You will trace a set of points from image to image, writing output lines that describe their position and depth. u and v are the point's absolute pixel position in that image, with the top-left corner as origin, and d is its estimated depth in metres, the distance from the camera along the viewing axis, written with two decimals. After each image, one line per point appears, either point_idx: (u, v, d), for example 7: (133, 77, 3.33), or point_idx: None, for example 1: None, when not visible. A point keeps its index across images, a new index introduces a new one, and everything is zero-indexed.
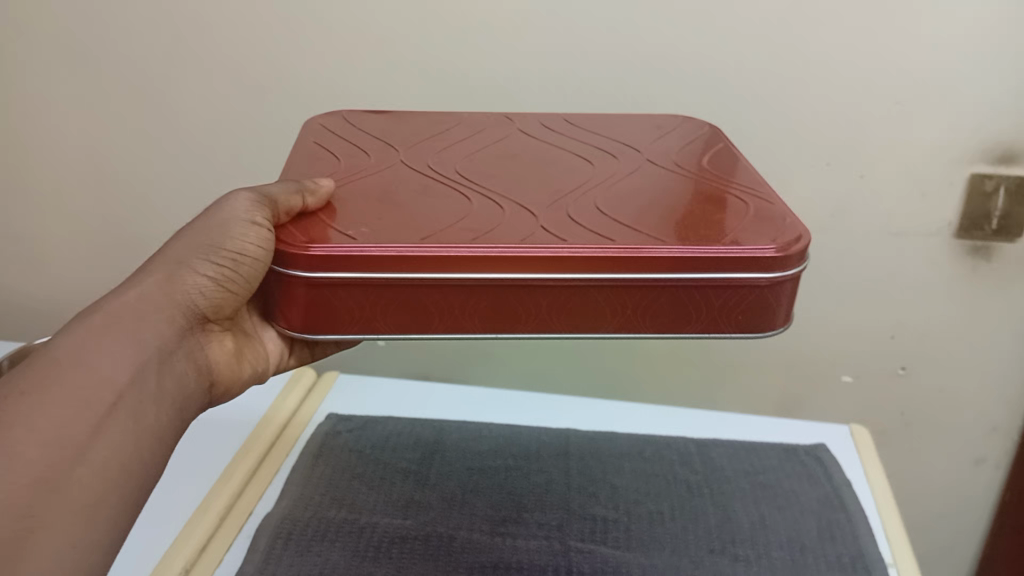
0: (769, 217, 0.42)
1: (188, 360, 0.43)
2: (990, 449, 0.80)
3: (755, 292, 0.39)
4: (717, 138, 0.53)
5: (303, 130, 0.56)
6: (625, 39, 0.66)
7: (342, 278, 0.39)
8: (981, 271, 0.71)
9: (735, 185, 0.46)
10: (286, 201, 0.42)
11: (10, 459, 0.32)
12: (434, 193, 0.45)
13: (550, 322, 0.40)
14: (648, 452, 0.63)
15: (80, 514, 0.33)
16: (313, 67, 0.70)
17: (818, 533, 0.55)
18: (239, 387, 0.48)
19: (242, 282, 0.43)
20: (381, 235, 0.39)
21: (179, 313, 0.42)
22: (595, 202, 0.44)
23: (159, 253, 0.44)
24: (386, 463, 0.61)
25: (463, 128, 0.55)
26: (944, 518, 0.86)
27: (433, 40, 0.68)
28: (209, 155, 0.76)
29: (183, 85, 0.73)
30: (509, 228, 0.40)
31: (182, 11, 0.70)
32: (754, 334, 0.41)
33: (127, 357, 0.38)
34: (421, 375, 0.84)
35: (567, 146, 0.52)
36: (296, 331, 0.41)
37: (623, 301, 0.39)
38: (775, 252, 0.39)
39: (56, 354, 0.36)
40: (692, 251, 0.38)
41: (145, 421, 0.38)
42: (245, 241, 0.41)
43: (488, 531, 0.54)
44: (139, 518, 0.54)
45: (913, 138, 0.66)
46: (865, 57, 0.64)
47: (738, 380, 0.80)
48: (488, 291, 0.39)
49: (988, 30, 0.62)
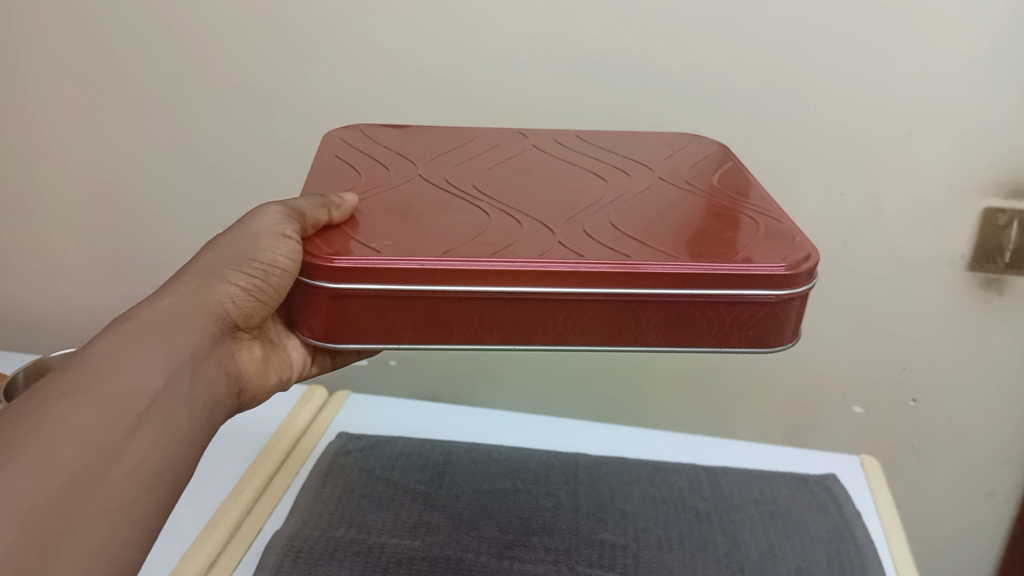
0: (779, 236, 0.42)
1: (219, 367, 0.43)
2: (1002, 483, 0.80)
3: (765, 308, 0.40)
4: (728, 157, 0.54)
5: (322, 143, 0.56)
6: (639, 68, 0.67)
7: (365, 290, 0.39)
8: (993, 304, 0.71)
9: (746, 203, 0.46)
10: (313, 215, 0.42)
11: (47, 458, 0.32)
12: (451, 206, 0.45)
13: (566, 336, 0.40)
14: (657, 479, 0.63)
15: (113, 514, 0.33)
16: (330, 89, 0.71)
17: (827, 564, 0.54)
18: (265, 393, 0.49)
19: (272, 291, 0.44)
20: (402, 247, 0.40)
21: (211, 321, 0.43)
22: (609, 218, 0.44)
23: (191, 263, 0.44)
24: (396, 483, 0.61)
25: (480, 143, 0.56)
26: (954, 551, 0.85)
27: (449, 65, 0.69)
28: (228, 175, 0.77)
29: (203, 106, 0.74)
30: (527, 243, 0.41)
31: (201, 34, 0.71)
32: (764, 348, 0.41)
33: (162, 362, 0.38)
34: (431, 396, 0.85)
35: (581, 162, 0.53)
36: (318, 339, 0.41)
37: (637, 316, 0.39)
38: (784, 270, 0.39)
39: (94, 359, 0.36)
40: (703, 267, 0.39)
41: (177, 424, 0.38)
42: (275, 252, 0.42)
43: (496, 554, 0.53)
44: (160, 534, 0.54)
45: (925, 171, 0.67)
46: (878, 91, 0.64)
47: (748, 409, 0.80)
48: (508, 305, 0.39)
49: (1000, 66, 0.62)
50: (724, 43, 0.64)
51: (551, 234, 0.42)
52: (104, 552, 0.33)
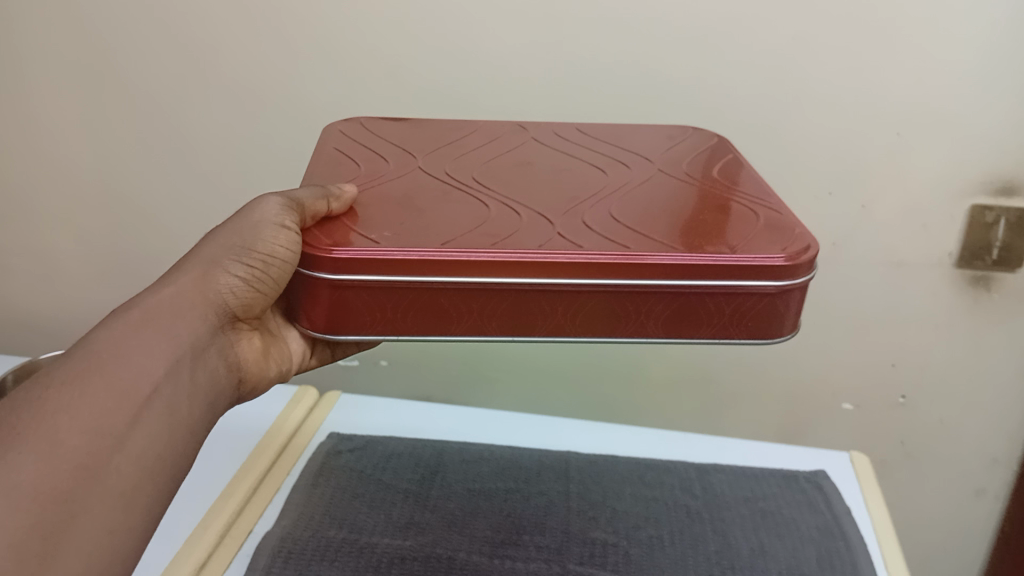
0: (779, 227, 0.42)
1: (218, 357, 0.43)
2: (991, 480, 0.80)
3: (764, 299, 0.40)
4: (727, 149, 0.54)
5: (324, 136, 0.56)
6: (628, 68, 0.67)
7: (365, 281, 0.39)
8: (981, 302, 0.71)
9: (745, 195, 0.46)
10: (313, 206, 0.42)
11: (54, 445, 0.32)
12: (452, 198, 0.45)
13: (566, 326, 0.40)
14: (649, 477, 0.63)
15: (116, 502, 0.34)
16: (319, 90, 0.71)
17: (817, 562, 0.54)
18: (265, 384, 0.49)
19: (272, 283, 0.44)
20: (402, 238, 0.40)
21: (211, 311, 0.43)
22: (610, 209, 0.44)
23: (192, 252, 0.44)
24: (388, 483, 0.61)
25: (479, 136, 0.56)
26: (944, 548, 0.85)
27: (439, 65, 0.69)
28: (218, 176, 0.77)
29: (192, 107, 0.74)
30: (528, 234, 0.41)
31: (189, 35, 0.71)
32: (762, 339, 0.41)
33: (162, 351, 0.38)
34: (423, 396, 0.84)
35: (581, 155, 0.53)
36: (320, 330, 0.41)
37: (637, 306, 0.40)
38: (784, 261, 0.39)
39: (95, 347, 0.36)
40: (703, 258, 0.39)
41: (177, 412, 0.38)
42: (275, 243, 0.42)
43: (488, 553, 0.53)
44: (154, 536, 0.54)
45: (913, 170, 0.67)
46: (866, 91, 0.65)
47: (739, 408, 0.80)
48: (509, 295, 0.39)
49: (988, 66, 0.63)
50: (712, 42, 0.65)
51: (552, 224, 0.42)
52: (99, 550, 0.33)
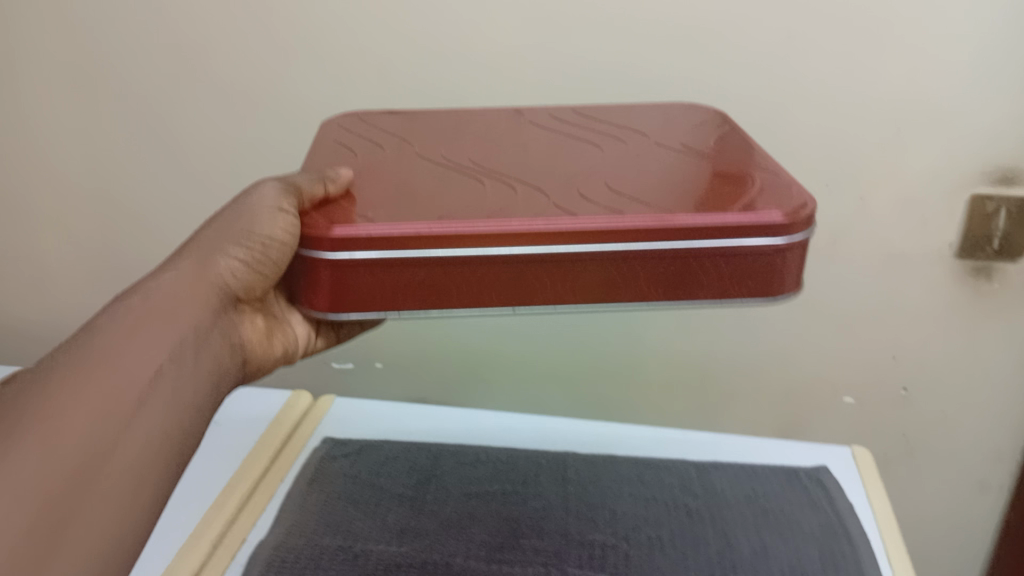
0: (776, 186, 0.41)
1: (222, 339, 0.45)
2: (994, 473, 0.79)
3: (764, 257, 0.39)
4: (725, 122, 0.53)
5: (320, 129, 0.55)
6: (621, 63, 0.66)
7: (363, 259, 0.38)
8: (982, 293, 0.70)
9: (741, 162, 0.45)
10: (310, 191, 0.42)
11: (46, 451, 0.33)
12: (448, 177, 0.45)
13: (567, 297, 0.39)
14: (647, 477, 0.62)
15: (112, 505, 0.34)
16: (308, 91, 0.70)
17: (819, 559, 0.53)
18: (271, 366, 0.50)
19: (269, 266, 0.45)
20: (397, 215, 0.39)
21: (212, 296, 0.44)
22: (607, 179, 0.44)
23: (192, 240, 0.46)
24: (383, 488, 0.60)
25: (473, 121, 0.55)
26: (948, 542, 0.85)
27: (429, 64, 0.68)
28: (208, 179, 0.76)
29: (180, 109, 0.73)
30: (523, 206, 0.40)
31: (176, 36, 0.70)
32: (767, 300, 0.40)
33: (162, 337, 0.40)
34: (419, 398, 0.84)
35: (576, 133, 0.52)
36: (322, 312, 0.41)
37: (635, 272, 0.39)
38: (781, 218, 0.38)
39: (89, 347, 0.37)
40: (699, 221, 0.38)
41: (181, 396, 0.39)
42: (273, 226, 0.42)
43: (485, 557, 0.53)
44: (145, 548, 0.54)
45: (912, 161, 0.66)
46: (863, 82, 0.64)
47: (739, 403, 0.80)
48: (508, 266, 0.38)
49: (985, 55, 0.62)
50: (705, 36, 0.64)
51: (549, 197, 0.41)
52: (98, 552, 0.33)
